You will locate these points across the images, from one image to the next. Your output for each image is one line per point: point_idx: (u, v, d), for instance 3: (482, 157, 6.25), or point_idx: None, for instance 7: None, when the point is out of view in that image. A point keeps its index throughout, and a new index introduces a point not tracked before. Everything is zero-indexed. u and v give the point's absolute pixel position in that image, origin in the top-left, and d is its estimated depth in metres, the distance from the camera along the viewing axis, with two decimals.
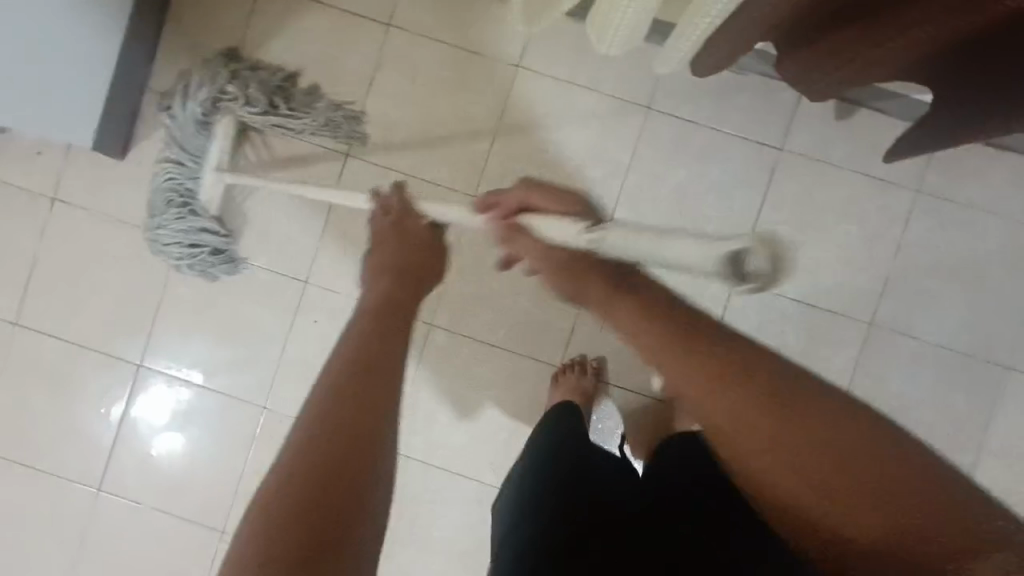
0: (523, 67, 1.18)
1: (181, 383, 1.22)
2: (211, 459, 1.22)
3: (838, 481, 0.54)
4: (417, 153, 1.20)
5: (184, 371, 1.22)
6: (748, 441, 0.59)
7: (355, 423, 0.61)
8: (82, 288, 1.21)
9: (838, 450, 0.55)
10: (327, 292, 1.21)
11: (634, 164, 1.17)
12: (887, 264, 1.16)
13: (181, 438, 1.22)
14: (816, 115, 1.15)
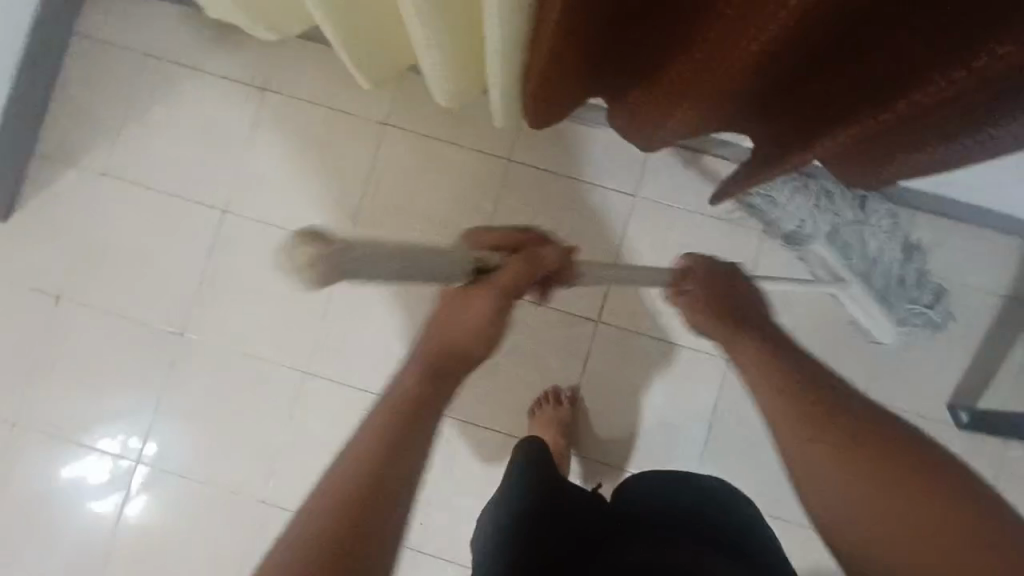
0: (388, 124, 1.23)
1: (133, 464, 1.22)
2: (165, 539, 1.21)
3: (864, 463, 0.63)
4: (290, 210, 1.23)
5: (150, 446, 1.22)
6: (811, 471, 0.66)
7: (428, 396, 0.63)
8: None
9: (462, 323, 0.66)
10: (206, 343, 1.22)
11: (495, 213, 1.22)
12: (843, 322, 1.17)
13: (135, 514, 1.21)
14: (667, 163, 1.21)
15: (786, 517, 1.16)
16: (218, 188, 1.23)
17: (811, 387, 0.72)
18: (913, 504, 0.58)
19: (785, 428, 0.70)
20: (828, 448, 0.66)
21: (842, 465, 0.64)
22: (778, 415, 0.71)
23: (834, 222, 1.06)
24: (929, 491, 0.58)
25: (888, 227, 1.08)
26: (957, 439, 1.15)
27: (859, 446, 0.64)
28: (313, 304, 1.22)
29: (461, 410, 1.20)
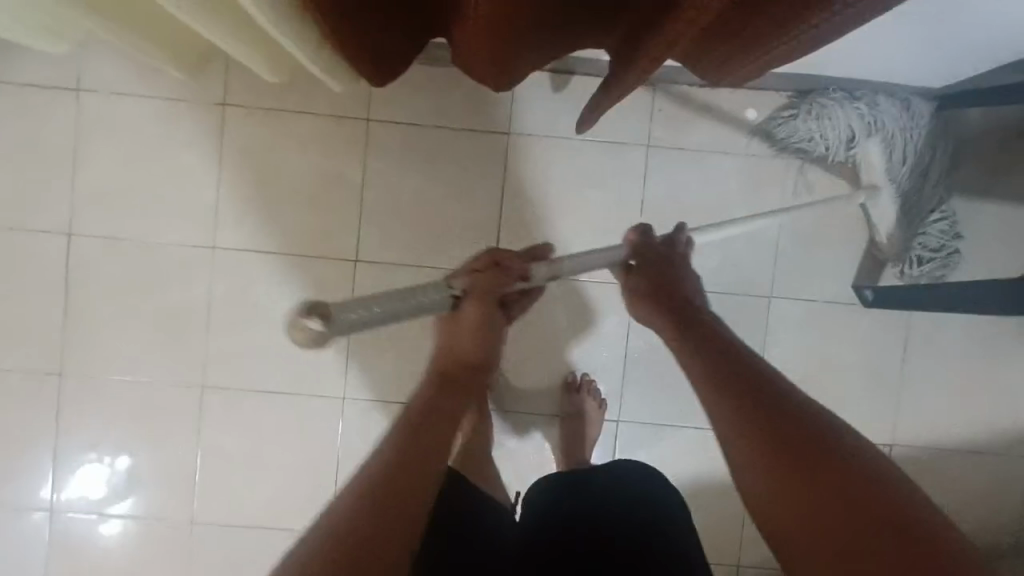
0: (227, 104, 1.11)
1: (46, 517, 1.14)
2: None
3: (784, 483, 0.51)
4: (142, 218, 1.11)
5: (60, 494, 1.14)
6: (742, 473, 0.54)
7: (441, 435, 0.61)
8: None
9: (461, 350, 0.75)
10: (87, 377, 1.13)
11: (365, 179, 1.13)
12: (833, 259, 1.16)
13: (63, 566, 1.14)
14: (536, 92, 1.12)
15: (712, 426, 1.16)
16: (56, 209, 1.11)
17: (743, 386, 0.60)
18: (823, 519, 0.48)
19: (721, 421, 0.58)
20: (765, 459, 0.53)
21: (768, 466, 0.53)
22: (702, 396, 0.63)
23: (842, 131, 1.06)
24: (875, 531, 0.45)
25: (922, 158, 1.06)
26: (866, 317, 1.15)
27: (781, 453, 0.52)
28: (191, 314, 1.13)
29: (373, 388, 1.15)
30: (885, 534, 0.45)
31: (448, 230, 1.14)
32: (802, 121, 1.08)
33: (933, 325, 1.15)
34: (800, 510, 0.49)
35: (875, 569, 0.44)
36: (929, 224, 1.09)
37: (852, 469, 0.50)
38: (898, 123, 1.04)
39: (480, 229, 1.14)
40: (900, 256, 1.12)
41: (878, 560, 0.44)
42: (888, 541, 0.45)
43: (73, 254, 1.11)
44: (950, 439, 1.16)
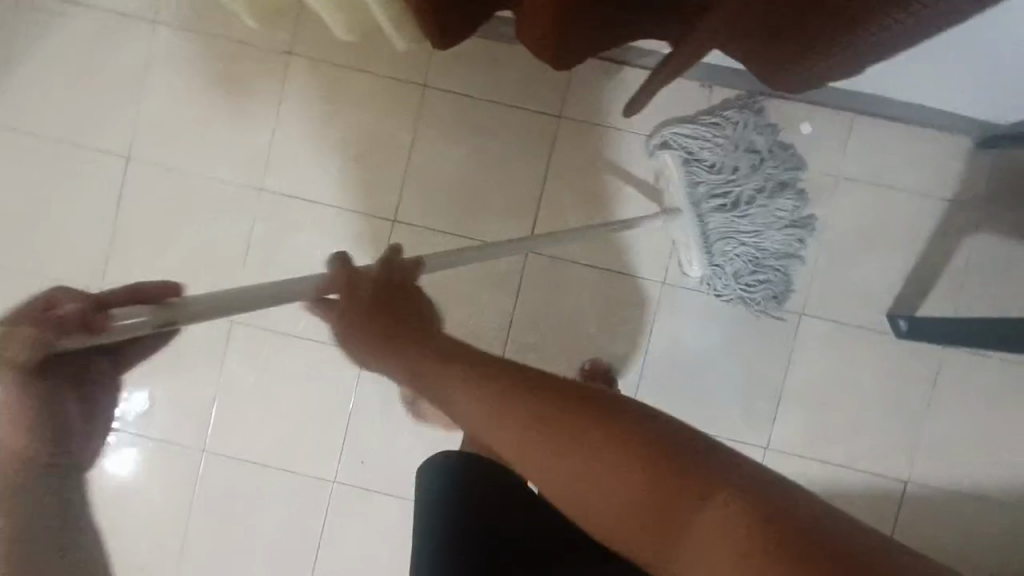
0: (293, 54, 1.14)
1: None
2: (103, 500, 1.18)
3: (608, 468, 0.45)
4: (197, 152, 1.15)
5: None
6: (541, 472, 0.49)
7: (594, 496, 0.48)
8: None
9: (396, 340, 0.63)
10: (122, 297, 1.17)
11: (413, 142, 1.15)
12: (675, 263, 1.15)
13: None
14: (593, 79, 1.13)
15: (723, 434, 1.15)
16: (116, 135, 1.15)
17: (541, 391, 0.50)
18: (637, 480, 0.44)
19: (505, 440, 0.51)
20: (559, 456, 0.47)
21: (562, 465, 0.47)
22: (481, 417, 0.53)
23: (734, 160, 1.09)
24: (698, 496, 0.42)
25: (768, 183, 1.10)
26: (895, 348, 1.13)
27: (596, 425, 0.47)
28: (229, 250, 1.16)
29: None
30: (709, 498, 0.41)
31: (487, 203, 1.16)
32: (711, 153, 1.09)
33: (962, 362, 1.13)
34: (612, 505, 0.45)
35: (693, 533, 0.41)
36: (735, 253, 1.10)
37: (649, 426, 0.45)
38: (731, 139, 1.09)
39: (518, 207, 1.15)
40: (708, 278, 1.13)
41: (709, 522, 0.41)
42: (734, 494, 0.41)
43: (127, 177, 1.15)
44: (967, 482, 1.13)
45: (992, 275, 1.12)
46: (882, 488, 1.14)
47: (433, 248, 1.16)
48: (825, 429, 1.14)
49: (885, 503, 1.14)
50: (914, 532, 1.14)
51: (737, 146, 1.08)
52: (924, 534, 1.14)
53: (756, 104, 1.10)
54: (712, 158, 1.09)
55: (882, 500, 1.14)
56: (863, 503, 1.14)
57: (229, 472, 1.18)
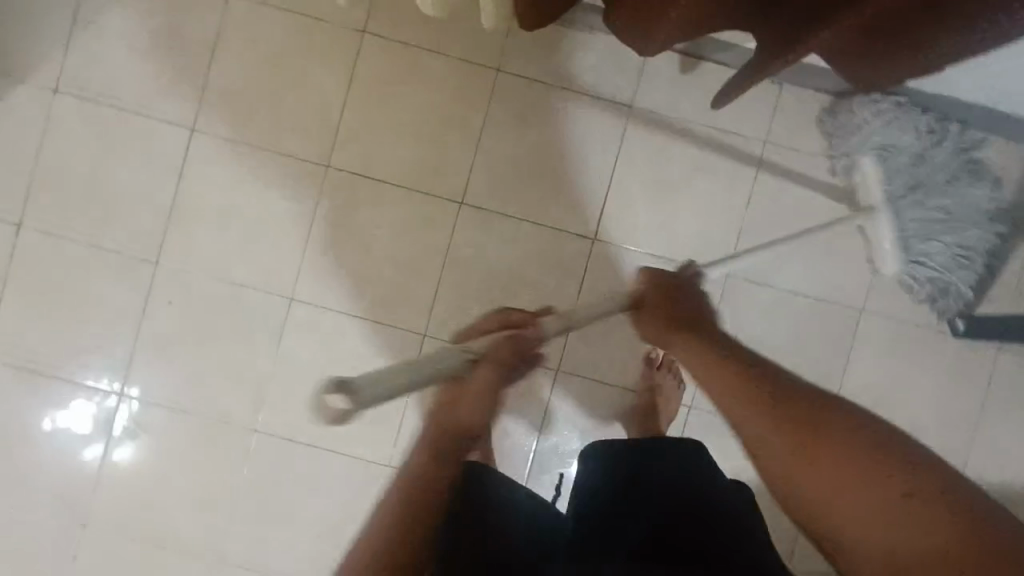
0: (367, 32, 1.13)
1: (114, 399, 1.15)
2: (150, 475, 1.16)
3: (821, 460, 0.57)
4: (263, 126, 1.14)
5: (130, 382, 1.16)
6: (765, 445, 0.62)
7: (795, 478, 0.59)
8: None
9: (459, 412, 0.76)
10: (181, 269, 1.15)
11: (483, 126, 1.15)
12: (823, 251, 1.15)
13: (118, 451, 1.16)
14: (667, 70, 1.14)
15: None
16: (183, 105, 1.14)
17: (784, 398, 0.64)
18: (869, 473, 0.54)
19: (779, 456, 0.60)
20: (808, 466, 0.58)
21: (834, 483, 0.55)
22: (760, 427, 0.64)
23: (915, 156, 1.07)
24: (905, 494, 0.52)
25: (956, 163, 1.09)
26: (951, 347, 1.15)
27: (817, 439, 0.59)
28: (293, 225, 1.15)
29: (454, 330, 1.16)
30: (901, 491, 0.52)
31: (555, 190, 1.15)
32: (904, 142, 1.07)
33: (1017, 365, 1.14)
34: (869, 509, 0.53)
35: (906, 525, 0.50)
36: (933, 250, 1.10)
37: (860, 434, 0.57)
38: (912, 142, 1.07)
39: (586, 195, 1.15)
40: (906, 272, 1.11)
41: (911, 517, 0.50)
42: (917, 485, 0.52)
43: (192, 148, 1.14)
44: (1017, 484, 1.15)
45: None
46: None
47: (498, 233, 1.16)
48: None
49: None
50: None
51: (904, 151, 1.07)
52: None
53: (955, 132, 1.09)
54: (897, 183, 1.07)
55: None
56: None
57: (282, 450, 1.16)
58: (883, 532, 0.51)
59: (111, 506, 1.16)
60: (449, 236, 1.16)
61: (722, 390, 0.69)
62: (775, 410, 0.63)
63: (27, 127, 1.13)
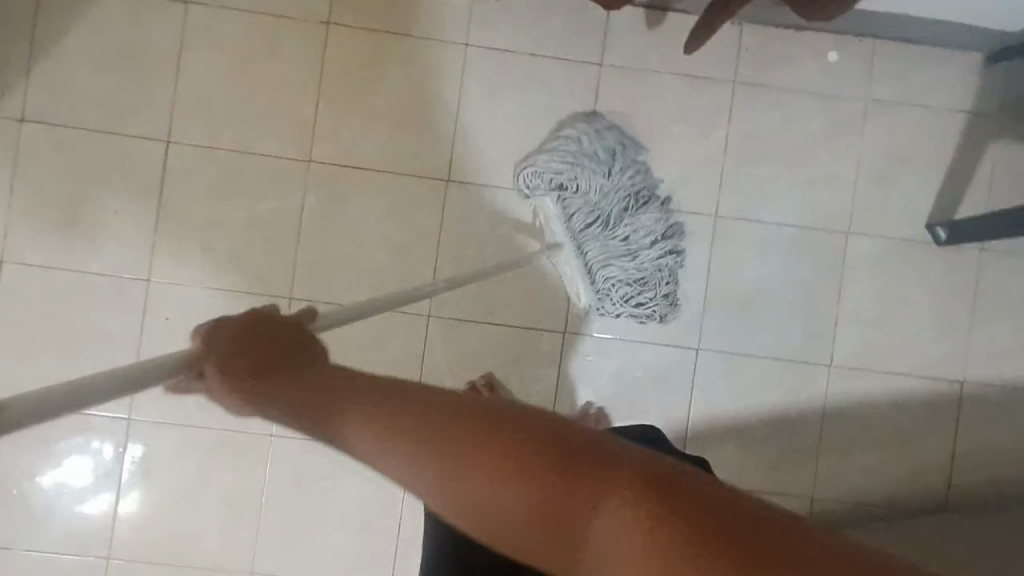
0: (332, 23, 1.14)
1: (124, 423, 1.13)
2: (169, 497, 1.14)
3: (454, 464, 0.38)
4: (240, 129, 1.13)
5: (136, 407, 1.14)
6: (419, 475, 0.39)
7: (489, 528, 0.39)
8: None
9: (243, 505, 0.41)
10: (174, 283, 1.13)
11: (459, 102, 1.16)
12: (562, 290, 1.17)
13: (137, 487, 1.14)
14: (630, 26, 1.17)
15: (789, 358, 1.19)
16: (155, 118, 1.12)
17: (449, 403, 0.40)
18: (542, 475, 0.37)
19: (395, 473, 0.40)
20: (447, 462, 0.38)
21: (456, 471, 0.37)
22: (378, 448, 0.40)
23: (615, 191, 1.13)
24: (594, 505, 0.36)
25: (623, 197, 1.13)
26: (937, 257, 1.19)
27: (484, 434, 0.38)
28: (282, 224, 1.14)
29: (457, 307, 1.17)
30: (605, 501, 0.36)
31: (537, 155, 1.17)
32: (589, 181, 1.13)
33: (1000, 265, 1.19)
34: (498, 496, 0.37)
35: (602, 543, 0.36)
36: (615, 280, 1.14)
37: (526, 423, 0.38)
38: (593, 197, 1.12)
39: None
40: (595, 304, 1.16)
41: (619, 522, 0.35)
42: (625, 492, 0.36)
43: (171, 161, 1.13)
44: (1017, 376, 1.19)
45: (1016, 180, 1.19)
46: (939, 392, 1.19)
47: (487, 205, 1.17)
48: (882, 340, 1.19)
49: (944, 406, 1.19)
50: (974, 431, 1.19)
51: (578, 206, 1.12)
52: (983, 431, 1.19)
53: (649, 181, 1.15)
54: (572, 201, 1.12)
55: (942, 403, 1.19)
56: (923, 407, 1.19)
57: (300, 452, 1.15)
58: (598, 564, 0.36)
59: (133, 533, 1.14)
60: (440, 214, 1.16)
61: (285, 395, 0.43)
62: (415, 415, 0.39)
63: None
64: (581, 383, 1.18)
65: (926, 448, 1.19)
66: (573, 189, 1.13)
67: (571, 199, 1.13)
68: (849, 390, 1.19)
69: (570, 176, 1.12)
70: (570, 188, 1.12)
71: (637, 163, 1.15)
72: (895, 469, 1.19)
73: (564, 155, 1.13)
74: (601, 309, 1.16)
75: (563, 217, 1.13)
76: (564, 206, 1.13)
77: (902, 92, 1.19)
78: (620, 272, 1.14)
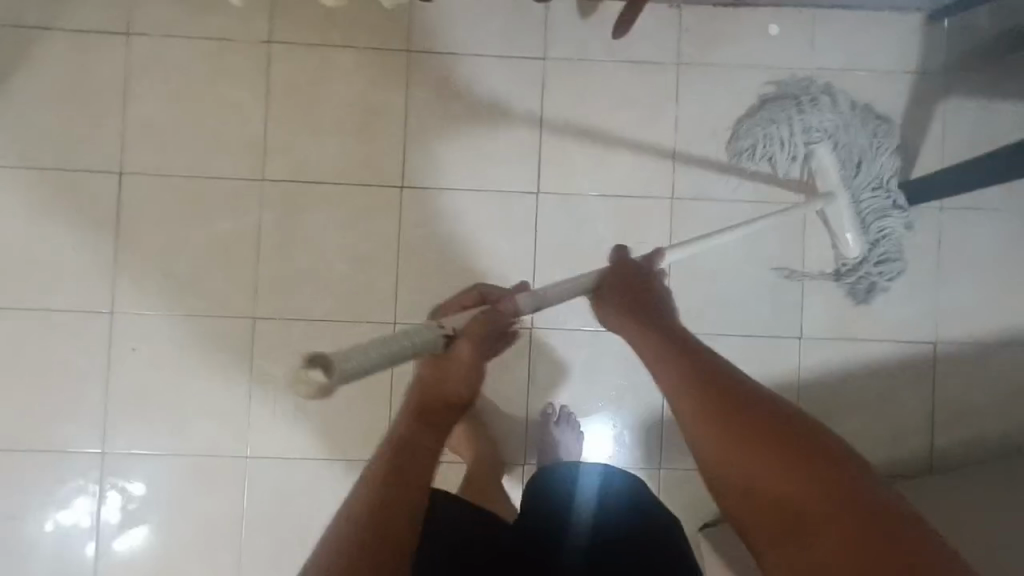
0: (273, 42, 1.15)
1: (100, 460, 1.13)
2: (150, 527, 1.14)
3: (729, 412, 0.61)
4: (190, 154, 1.14)
5: (109, 440, 1.13)
6: (712, 413, 0.61)
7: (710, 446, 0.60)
8: None
9: None
10: (138, 312, 1.14)
11: (407, 108, 1.17)
12: (801, 249, 1.19)
13: (117, 520, 1.13)
14: (569, 18, 1.17)
15: (759, 332, 1.18)
16: (106, 150, 1.13)
17: (708, 370, 0.66)
18: (785, 447, 0.57)
19: (710, 439, 0.60)
20: (715, 414, 0.61)
21: (730, 417, 0.60)
22: (678, 400, 0.65)
23: (800, 127, 1.15)
24: (815, 462, 0.56)
25: (834, 136, 1.15)
26: None
27: (739, 398, 0.62)
28: (241, 244, 1.15)
29: (424, 312, 1.17)
30: (819, 465, 0.56)
31: (489, 153, 1.17)
32: (782, 130, 1.16)
33: (961, 222, 1.19)
34: (761, 459, 0.57)
35: (789, 479, 0.56)
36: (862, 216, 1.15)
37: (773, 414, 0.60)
38: (837, 122, 1.16)
39: (519, 152, 1.17)
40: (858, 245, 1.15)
41: (823, 479, 0.56)
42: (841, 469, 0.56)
43: (124, 192, 1.13)
44: (991, 333, 1.19)
45: (970, 137, 1.19)
46: (914, 355, 1.19)
47: (444, 207, 1.17)
48: (852, 307, 1.19)
49: (921, 369, 1.19)
50: (953, 392, 1.18)
51: (813, 148, 1.15)
52: (962, 391, 1.18)
53: (830, 94, 1.17)
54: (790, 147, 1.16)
55: (918, 364, 1.19)
56: (900, 373, 1.19)
57: (278, 470, 1.15)
58: (794, 503, 0.55)
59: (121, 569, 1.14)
60: (397, 220, 1.16)
61: (656, 355, 0.70)
62: (706, 374, 0.65)
63: None
64: (554, 377, 1.17)
65: (905, 413, 1.18)
66: (802, 135, 1.15)
67: (799, 140, 1.15)
68: (823, 360, 1.19)
69: (786, 131, 1.16)
70: (788, 129, 1.16)
71: (829, 96, 1.17)
72: (877, 437, 1.18)
73: (789, 114, 1.16)
74: (849, 270, 1.17)
75: (778, 135, 1.16)
76: (804, 129, 1.15)
77: (847, 59, 1.19)
78: (891, 220, 1.15)
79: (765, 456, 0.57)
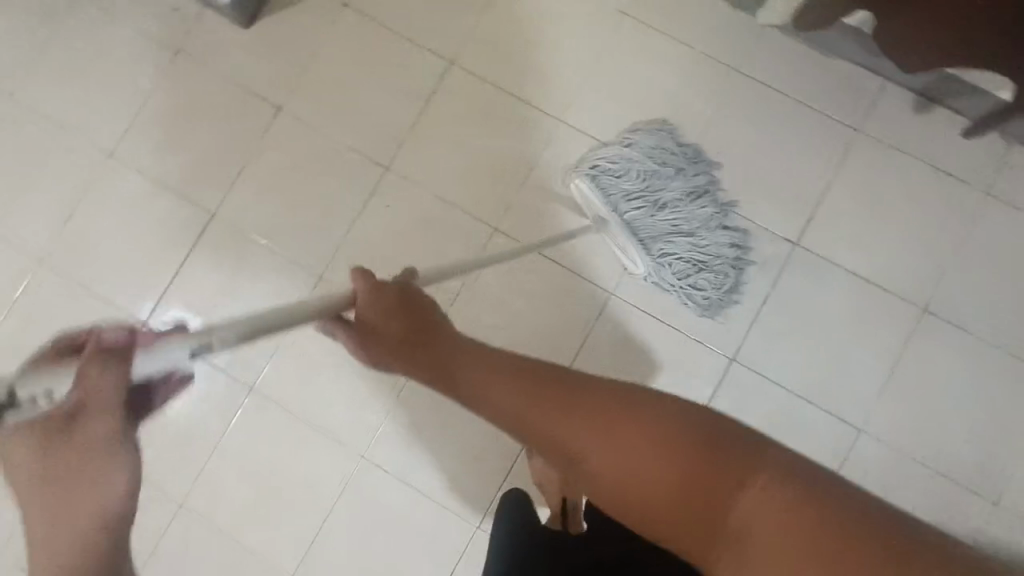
0: (627, 14, 1.23)
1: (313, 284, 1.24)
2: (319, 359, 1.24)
3: (571, 430, 0.51)
4: (512, 75, 1.24)
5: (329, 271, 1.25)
6: (550, 432, 0.52)
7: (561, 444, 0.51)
8: (192, 130, 1.28)
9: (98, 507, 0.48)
10: (405, 179, 1.24)
11: (713, 119, 1.21)
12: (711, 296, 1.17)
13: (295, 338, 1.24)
14: (898, 106, 1.19)
15: (944, 472, 1.15)
16: (447, 39, 1.25)
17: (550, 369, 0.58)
18: (666, 445, 0.47)
19: (551, 429, 0.52)
20: (562, 415, 0.52)
21: (598, 428, 0.50)
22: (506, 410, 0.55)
23: (660, 169, 1.16)
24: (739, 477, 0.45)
25: (688, 177, 1.17)
26: None
27: (569, 400, 0.52)
28: (516, 164, 1.23)
29: (641, 298, 1.20)
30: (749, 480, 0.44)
31: (767, 190, 1.20)
32: (626, 181, 1.16)
33: None
34: (632, 461, 0.47)
35: (706, 490, 0.45)
36: (677, 257, 1.16)
37: (665, 408, 0.50)
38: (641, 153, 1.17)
39: (794, 202, 1.20)
40: (653, 274, 1.17)
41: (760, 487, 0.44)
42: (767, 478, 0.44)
43: (444, 77, 1.25)
44: None
45: None
46: None
47: None
48: None
49: None
50: None
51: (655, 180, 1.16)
52: None
53: (700, 160, 1.18)
54: (631, 202, 1.16)
55: None
56: None
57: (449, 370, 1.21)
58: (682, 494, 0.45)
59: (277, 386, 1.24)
60: None
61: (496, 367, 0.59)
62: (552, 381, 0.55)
63: (310, 30, 1.27)
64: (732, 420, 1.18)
65: None
66: (620, 180, 1.17)
67: (626, 187, 1.16)
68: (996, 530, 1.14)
69: (626, 176, 1.16)
70: (614, 171, 1.17)
71: (698, 163, 1.18)
72: None
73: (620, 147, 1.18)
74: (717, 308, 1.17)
75: (615, 176, 1.17)
76: (622, 162, 1.17)
77: None
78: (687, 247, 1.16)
79: (649, 457, 0.47)
